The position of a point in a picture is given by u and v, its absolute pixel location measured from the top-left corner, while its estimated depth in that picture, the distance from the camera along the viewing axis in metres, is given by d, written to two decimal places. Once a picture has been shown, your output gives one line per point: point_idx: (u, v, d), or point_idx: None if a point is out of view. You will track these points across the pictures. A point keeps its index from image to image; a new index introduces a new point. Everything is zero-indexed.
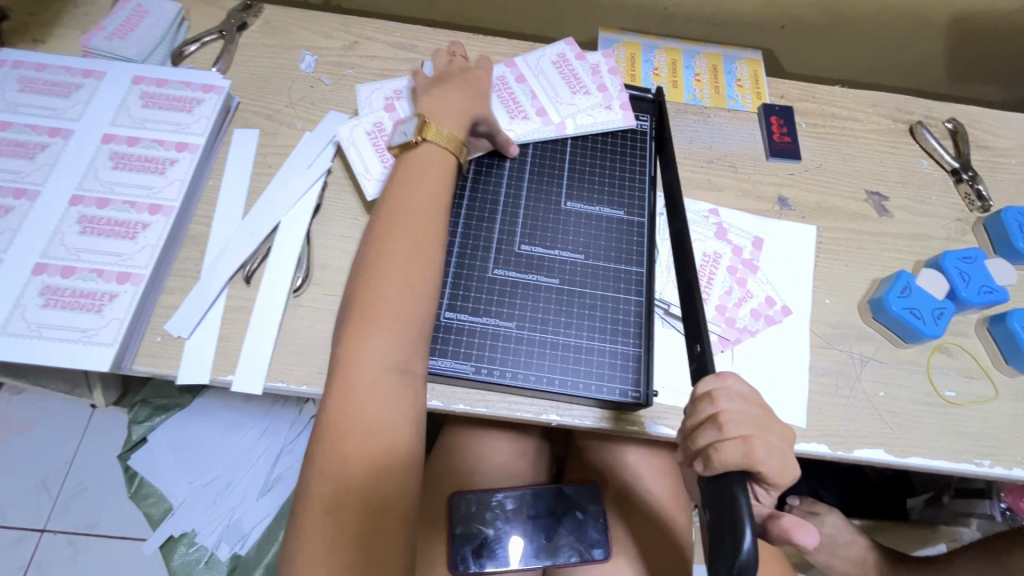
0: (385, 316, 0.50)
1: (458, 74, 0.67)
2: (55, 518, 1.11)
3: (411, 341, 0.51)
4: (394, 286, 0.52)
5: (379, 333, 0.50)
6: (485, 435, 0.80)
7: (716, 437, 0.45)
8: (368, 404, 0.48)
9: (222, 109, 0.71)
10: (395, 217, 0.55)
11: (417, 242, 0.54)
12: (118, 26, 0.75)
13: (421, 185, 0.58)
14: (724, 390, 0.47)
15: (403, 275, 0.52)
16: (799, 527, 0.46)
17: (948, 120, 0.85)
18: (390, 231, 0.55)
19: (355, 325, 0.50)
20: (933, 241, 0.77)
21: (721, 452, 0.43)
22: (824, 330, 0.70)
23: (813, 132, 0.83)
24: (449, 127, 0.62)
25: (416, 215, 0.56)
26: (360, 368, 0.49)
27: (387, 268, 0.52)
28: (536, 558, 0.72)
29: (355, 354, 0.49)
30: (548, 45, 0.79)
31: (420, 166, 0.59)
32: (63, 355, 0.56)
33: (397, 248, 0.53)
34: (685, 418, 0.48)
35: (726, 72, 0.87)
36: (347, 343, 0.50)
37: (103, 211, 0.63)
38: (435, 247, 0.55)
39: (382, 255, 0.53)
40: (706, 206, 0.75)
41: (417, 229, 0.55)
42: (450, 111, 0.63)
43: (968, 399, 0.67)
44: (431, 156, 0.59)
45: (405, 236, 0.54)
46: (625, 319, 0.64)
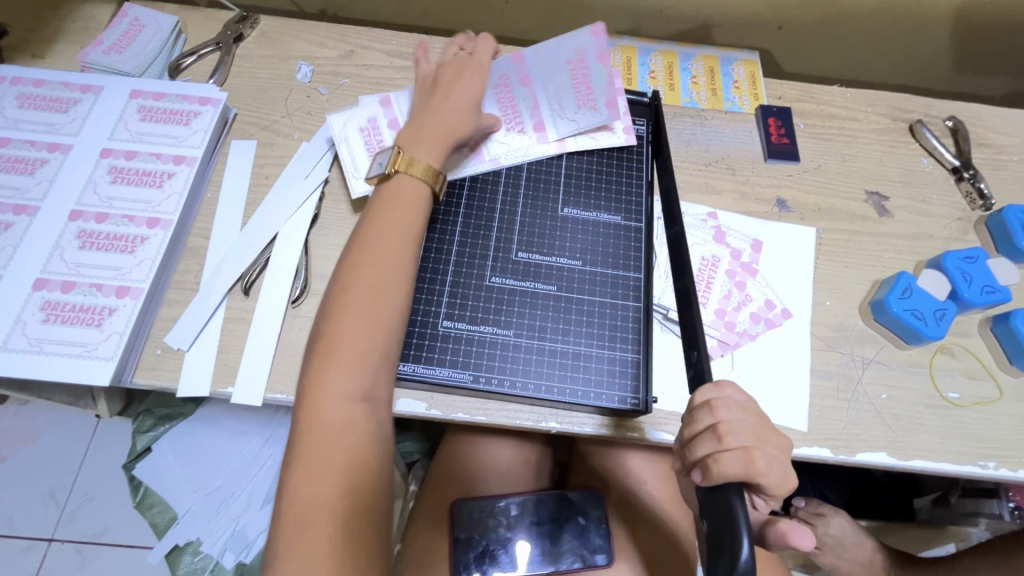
0: (346, 348, 0.51)
1: (441, 91, 0.66)
2: (63, 528, 1.11)
3: (372, 371, 0.51)
4: (355, 318, 0.52)
5: (339, 365, 0.50)
6: (487, 442, 0.80)
7: (715, 448, 0.44)
8: (329, 437, 0.48)
9: (219, 121, 0.71)
10: (360, 250, 0.55)
11: (380, 272, 0.54)
12: (115, 41, 0.76)
13: (390, 214, 0.58)
14: (723, 399, 0.47)
15: (364, 308, 0.52)
16: (796, 530, 0.53)
17: (948, 118, 0.84)
18: (356, 265, 0.55)
19: (316, 360, 0.51)
20: (935, 241, 0.76)
21: (720, 464, 0.43)
22: (825, 332, 0.69)
23: (812, 133, 0.82)
24: (426, 158, 0.61)
25: (382, 244, 0.55)
26: (320, 402, 0.49)
27: (349, 303, 0.53)
28: (539, 565, 0.72)
29: (316, 388, 0.50)
30: (573, 34, 0.71)
31: (389, 198, 0.59)
32: (64, 370, 0.56)
33: (359, 281, 0.53)
34: (681, 425, 0.48)
35: (723, 74, 0.87)
36: (309, 378, 0.51)
37: (102, 226, 0.63)
38: (401, 277, 0.55)
39: (344, 288, 0.53)
40: (704, 210, 0.75)
41: (380, 258, 0.55)
42: (428, 137, 0.62)
43: (972, 400, 0.67)
44: (404, 188, 0.59)
45: (371, 267, 0.54)
46: (624, 326, 0.64)
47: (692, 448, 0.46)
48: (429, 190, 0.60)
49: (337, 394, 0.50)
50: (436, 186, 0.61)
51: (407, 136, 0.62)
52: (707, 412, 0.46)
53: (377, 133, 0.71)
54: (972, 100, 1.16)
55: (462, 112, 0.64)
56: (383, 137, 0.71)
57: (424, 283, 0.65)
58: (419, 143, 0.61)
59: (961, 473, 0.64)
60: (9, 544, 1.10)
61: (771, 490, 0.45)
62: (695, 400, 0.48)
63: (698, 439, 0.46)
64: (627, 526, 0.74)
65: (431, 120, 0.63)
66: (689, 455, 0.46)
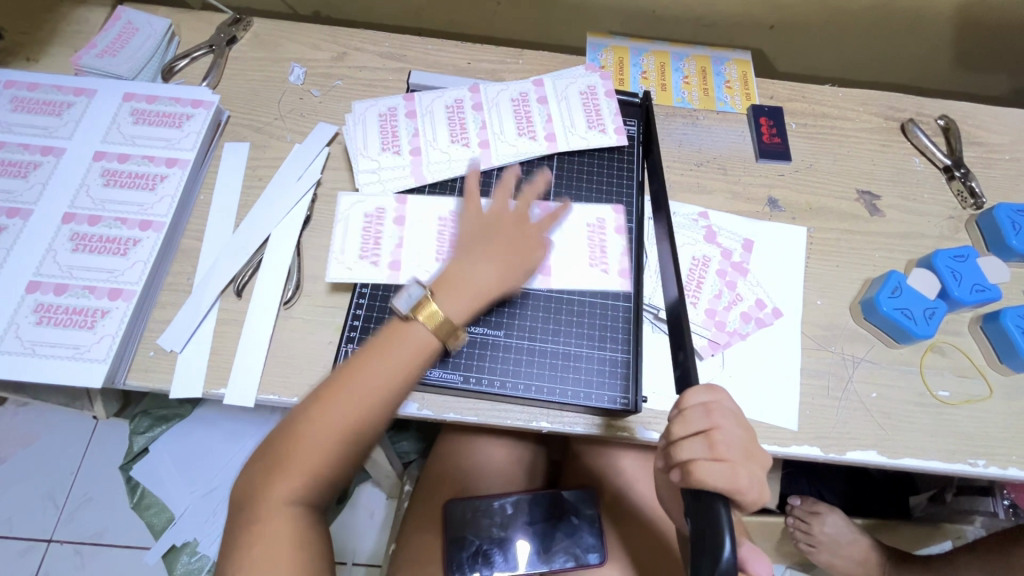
0: (304, 466, 0.48)
1: (486, 243, 0.59)
2: (61, 529, 1.12)
3: (324, 489, 0.49)
4: (319, 444, 0.48)
5: (293, 480, 0.48)
6: (480, 442, 0.81)
7: (703, 451, 0.45)
8: (263, 553, 0.46)
9: (211, 124, 0.72)
10: (343, 379, 0.50)
11: (356, 408, 0.49)
12: (108, 44, 0.76)
13: (385, 361, 0.51)
14: (715, 406, 0.48)
15: (331, 436, 0.48)
16: (756, 557, 0.51)
17: (940, 117, 0.85)
18: (336, 393, 0.50)
19: (269, 464, 0.49)
20: (926, 240, 0.76)
21: (706, 470, 0.44)
22: (816, 331, 0.70)
23: (803, 132, 0.82)
24: (448, 310, 0.53)
25: (368, 385, 0.50)
26: (266, 507, 0.47)
27: (315, 426, 0.49)
28: (532, 564, 0.73)
29: (264, 493, 0.48)
30: (584, 74, 0.78)
31: (390, 337, 0.52)
32: (57, 372, 0.57)
33: (332, 412, 0.49)
34: (671, 423, 0.49)
35: (715, 74, 0.87)
36: (259, 477, 0.49)
37: (95, 228, 0.64)
38: (371, 418, 0.50)
39: (312, 410, 0.49)
40: (695, 210, 0.75)
41: (362, 397, 0.50)
42: (466, 291, 0.55)
43: (962, 399, 0.67)
44: (412, 337, 0.52)
45: (346, 401, 0.49)
46: (614, 325, 0.65)
47: (679, 448, 0.46)
48: (442, 341, 0.53)
49: (286, 503, 0.48)
50: (452, 341, 0.54)
51: (449, 272, 0.56)
52: (701, 414, 0.47)
53: (379, 226, 0.66)
54: (965, 98, 1.16)
55: (507, 270, 0.58)
56: (383, 236, 0.66)
57: None
58: (452, 292, 0.55)
59: (951, 471, 0.64)
60: (8, 546, 1.10)
61: (743, 509, 0.46)
62: (690, 401, 0.48)
63: (687, 440, 0.46)
64: (617, 527, 0.75)
65: (478, 261, 0.57)
66: (674, 455, 0.47)
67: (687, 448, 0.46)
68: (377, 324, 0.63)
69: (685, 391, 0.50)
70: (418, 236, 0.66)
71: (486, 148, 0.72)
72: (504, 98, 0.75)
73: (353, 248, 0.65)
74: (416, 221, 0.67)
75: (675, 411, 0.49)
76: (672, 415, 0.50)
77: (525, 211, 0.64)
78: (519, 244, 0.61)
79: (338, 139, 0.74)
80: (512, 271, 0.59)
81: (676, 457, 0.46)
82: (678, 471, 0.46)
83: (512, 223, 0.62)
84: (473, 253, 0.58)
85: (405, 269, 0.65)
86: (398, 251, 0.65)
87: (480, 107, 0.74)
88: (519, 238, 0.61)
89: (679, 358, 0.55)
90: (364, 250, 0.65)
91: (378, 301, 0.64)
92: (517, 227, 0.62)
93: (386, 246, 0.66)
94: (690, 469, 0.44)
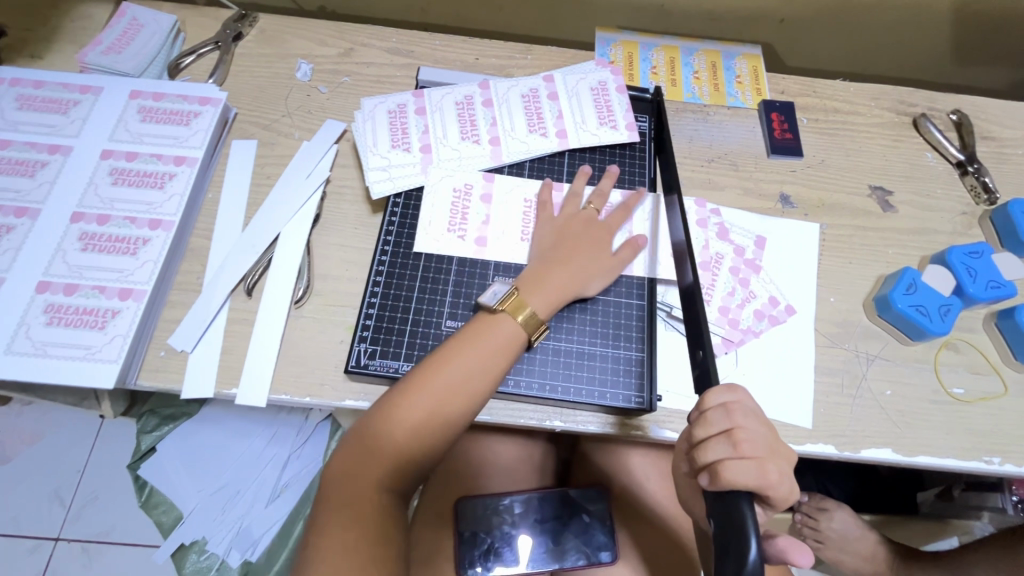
0: (397, 451, 0.50)
1: (566, 241, 0.64)
2: (69, 527, 1.12)
3: (411, 476, 0.51)
4: (417, 429, 0.50)
5: (386, 465, 0.49)
6: (491, 441, 0.80)
7: (729, 451, 0.45)
8: (357, 538, 0.46)
9: (219, 121, 0.71)
10: (437, 371, 0.52)
11: (452, 398, 0.51)
12: (114, 40, 0.75)
13: (479, 349, 0.54)
14: (736, 404, 0.47)
15: (429, 422, 0.50)
16: (795, 547, 0.47)
17: (953, 111, 0.84)
18: (429, 378, 0.52)
19: (361, 451, 0.50)
20: (939, 236, 0.76)
21: (735, 469, 0.44)
22: (829, 329, 0.69)
23: (815, 127, 0.82)
24: (537, 307, 0.58)
25: (463, 372, 0.52)
26: (357, 493, 0.48)
27: (411, 412, 0.50)
28: (543, 562, 0.72)
29: (356, 477, 0.49)
30: (593, 69, 0.77)
31: (479, 331, 0.55)
32: (68, 373, 0.56)
33: (428, 401, 0.51)
34: (691, 424, 0.48)
35: (726, 69, 0.86)
36: (348, 463, 0.49)
37: (104, 227, 0.63)
38: (464, 405, 0.52)
39: (409, 397, 0.51)
40: (707, 206, 0.74)
41: (459, 384, 0.52)
42: (552, 289, 0.60)
43: (976, 396, 0.67)
44: (504, 330, 0.55)
45: (440, 387, 0.51)
46: (627, 323, 0.64)
47: (703, 449, 0.46)
48: (526, 337, 0.56)
49: (375, 489, 0.49)
50: (534, 336, 0.57)
51: (534, 275, 0.60)
52: (722, 414, 0.47)
53: (467, 201, 0.69)
54: (975, 93, 1.15)
55: (586, 266, 0.62)
56: (471, 211, 0.68)
57: (428, 284, 0.65)
58: (540, 291, 0.59)
59: (966, 469, 0.64)
60: (17, 543, 1.10)
61: (773, 503, 0.47)
62: (710, 401, 0.48)
63: (711, 441, 0.46)
64: (627, 527, 0.75)
65: (562, 265, 0.61)
66: (699, 456, 0.47)
67: (712, 449, 0.46)
68: (389, 323, 0.63)
69: (704, 392, 0.49)
70: (503, 215, 0.68)
71: (497, 144, 0.72)
72: (514, 94, 0.74)
73: (440, 221, 0.68)
74: (503, 199, 0.69)
75: (695, 411, 0.49)
76: (692, 415, 0.49)
77: (595, 211, 0.67)
78: (595, 242, 0.64)
79: (347, 136, 0.74)
80: (591, 271, 0.62)
81: (701, 458, 0.46)
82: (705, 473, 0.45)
83: (583, 225, 0.65)
84: (559, 259, 0.62)
85: (492, 245, 0.67)
86: (485, 227, 0.68)
87: (491, 103, 0.74)
88: (594, 238, 0.65)
89: (696, 356, 0.53)
90: (453, 224, 0.68)
91: (390, 300, 0.64)
92: (590, 227, 0.65)
93: (474, 221, 0.68)
94: (717, 470, 0.44)
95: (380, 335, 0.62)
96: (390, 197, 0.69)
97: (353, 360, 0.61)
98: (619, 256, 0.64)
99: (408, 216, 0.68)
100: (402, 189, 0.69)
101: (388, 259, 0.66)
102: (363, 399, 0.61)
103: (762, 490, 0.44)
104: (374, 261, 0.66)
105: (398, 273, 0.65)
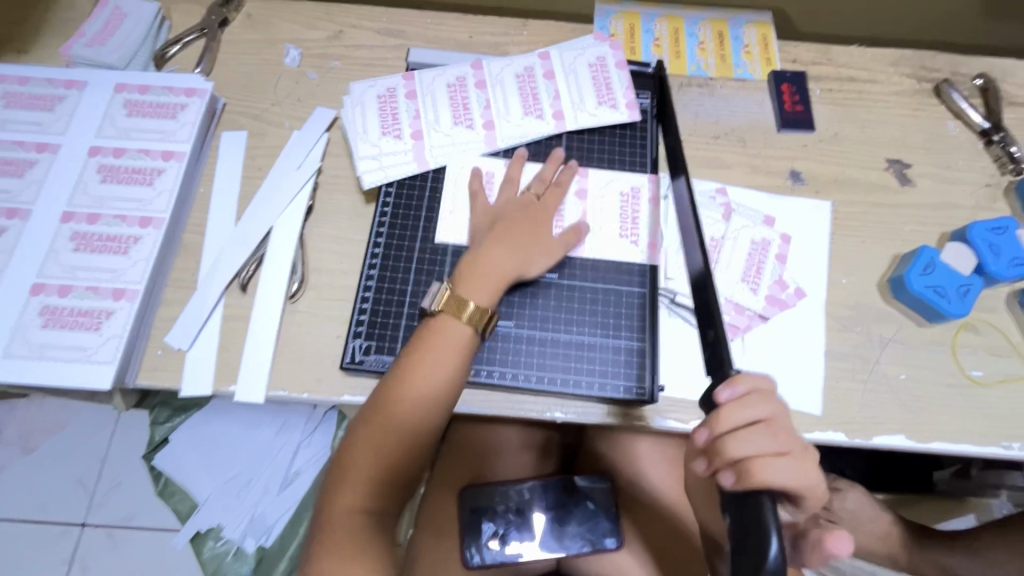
0: (376, 466, 0.51)
1: (509, 226, 0.61)
2: (94, 513, 1.15)
3: (389, 489, 0.51)
4: (383, 449, 0.51)
5: (361, 484, 0.51)
6: (495, 429, 0.79)
7: (764, 445, 0.42)
8: (338, 557, 0.47)
9: (207, 113, 0.69)
10: (398, 388, 0.53)
11: (416, 411, 0.52)
12: (98, 31, 0.73)
13: (428, 361, 0.53)
14: (768, 392, 0.45)
15: (394, 440, 0.51)
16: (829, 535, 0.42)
17: (978, 77, 0.79)
18: (387, 399, 0.52)
19: (337, 476, 0.51)
20: (962, 211, 0.72)
21: (768, 466, 0.41)
22: (841, 312, 0.66)
23: (828, 98, 0.77)
24: (480, 298, 0.56)
25: (419, 387, 0.53)
26: (336, 514, 0.49)
27: (379, 433, 0.51)
28: (548, 547, 0.71)
29: (334, 503, 0.50)
30: (590, 45, 0.74)
31: (435, 340, 0.54)
32: (67, 374, 0.57)
33: (393, 418, 0.52)
34: (720, 407, 0.44)
35: (733, 39, 0.81)
36: (331, 487, 0.51)
37: (95, 227, 0.62)
38: (425, 419, 0.52)
39: (370, 419, 0.52)
40: (713, 186, 0.71)
41: (420, 399, 0.52)
42: (493, 277, 0.58)
43: (996, 378, 0.64)
44: (451, 337, 0.55)
45: (400, 405, 0.52)
46: (628, 312, 0.63)
47: (738, 439, 0.42)
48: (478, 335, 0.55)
49: (354, 507, 0.50)
50: (487, 329, 0.56)
51: (469, 267, 0.58)
52: (759, 401, 0.44)
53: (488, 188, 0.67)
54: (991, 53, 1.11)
55: (523, 250, 0.60)
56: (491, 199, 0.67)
57: (423, 275, 0.64)
58: (477, 284, 0.57)
59: (984, 454, 0.61)
60: (45, 529, 1.14)
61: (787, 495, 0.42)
62: (746, 384, 0.44)
63: (743, 433, 0.42)
64: (629, 515, 0.73)
65: (495, 250, 0.59)
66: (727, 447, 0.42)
67: (747, 440, 0.42)
68: (384, 318, 0.62)
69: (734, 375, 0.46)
70: None
71: (491, 128, 0.69)
72: (508, 74, 0.71)
73: (461, 208, 0.66)
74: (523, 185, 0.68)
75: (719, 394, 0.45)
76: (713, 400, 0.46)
77: (535, 195, 0.65)
78: (530, 227, 0.62)
79: (337, 124, 0.72)
80: (529, 258, 0.60)
81: (734, 451, 0.42)
82: (733, 469, 0.42)
83: (515, 211, 0.63)
84: (491, 245, 0.60)
85: None
86: None
87: (484, 85, 0.71)
88: (531, 224, 0.62)
89: (709, 335, 0.52)
90: (472, 213, 0.66)
91: (385, 291, 0.63)
92: (527, 214, 0.63)
93: (494, 209, 0.67)
94: (752, 467, 0.41)
95: (374, 330, 0.61)
96: (382, 187, 0.67)
97: (349, 355, 0.60)
98: (563, 240, 0.62)
99: (401, 208, 0.67)
100: (394, 177, 0.67)
101: (381, 251, 0.65)
102: (361, 394, 0.60)
103: (798, 489, 0.41)
104: (367, 253, 0.65)
105: (391, 267, 0.64)
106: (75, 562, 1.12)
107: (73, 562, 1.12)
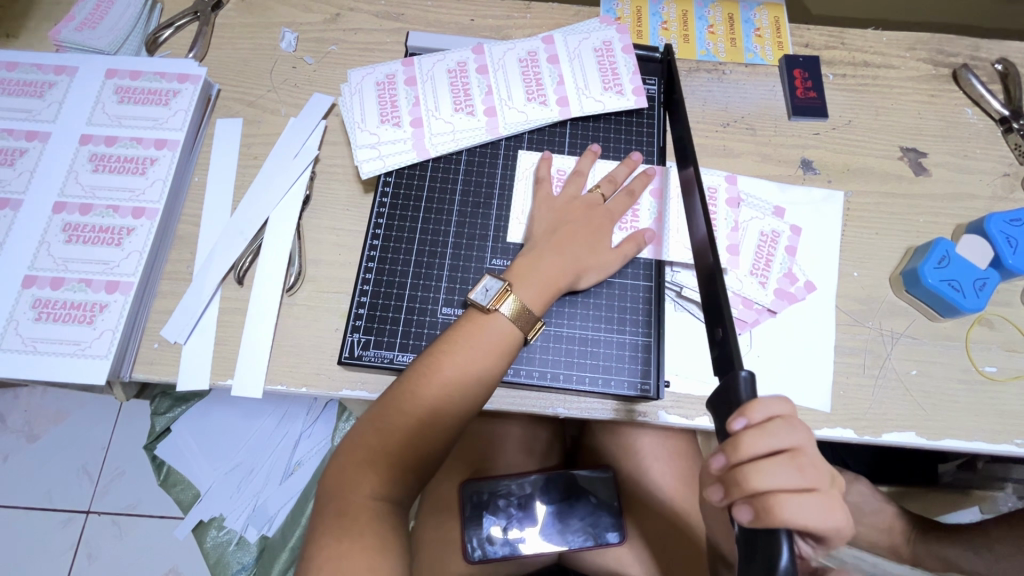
0: (395, 457, 0.48)
1: (572, 223, 0.60)
2: (98, 501, 1.16)
3: (408, 481, 0.49)
4: (410, 437, 0.49)
5: (381, 471, 0.48)
6: (497, 423, 0.78)
7: (782, 472, 0.39)
8: (354, 542, 0.44)
9: (201, 100, 0.67)
10: (430, 377, 0.50)
11: (448, 402, 0.50)
12: (88, 15, 0.71)
13: (470, 351, 0.52)
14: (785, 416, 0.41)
15: (423, 428, 0.49)
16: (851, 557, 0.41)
17: (998, 61, 0.76)
18: (417, 387, 0.50)
19: (356, 461, 0.48)
20: (978, 201, 0.69)
21: (789, 497, 0.38)
22: (852, 306, 0.65)
23: (841, 84, 0.75)
24: (528, 299, 0.55)
25: (455, 377, 0.51)
26: (353, 499, 0.46)
27: (407, 420, 0.49)
28: (548, 540, 0.69)
29: (351, 488, 0.47)
30: (595, 28, 0.71)
31: (472, 332, 0.53)
32: (61, 368, 0.56)
33: (425, 408, 0.50)
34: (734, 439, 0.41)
35: (744, 22, 0.78)
36: (343, 474, 0.48)
37: (87, 218, 0.61)
38: (456, 412, 0.51)
39: (400, 406, 0.49)
40: (721, 175, 0.69)
41: (452, 390, 0.50)
42: (544, 279, 0.56)
43: (1009, 374, 0.62)
44: (495, 332, 0.53)
45: (431, 394, 0.50)
46: (634, 307, 0.62)
47: (755, 471, 0.39)
48: (521, 336, 0.54)
49: (373, 495, 0.47)
50: (530, 334, 0.55)
51: (525, 264, 0.57)
52: (773, 427, 0.40)
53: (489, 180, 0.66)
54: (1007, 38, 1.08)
55: (585, 253, 0.59)
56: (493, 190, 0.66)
57: (422, 269, 0.63)
58: (529, 282, 0.56)
59: (995, 452, 0.60)
60: (50, 516, 1.14)
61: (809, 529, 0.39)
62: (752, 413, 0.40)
63: (762, 461, 0.40)
64: (631, 509, 0.73)
65: (556, 252, 0.58)
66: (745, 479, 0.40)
67: (766, 470, 0.39)
68: (382, 312, 0.61)
69: (741, 394, 0.41)
70: (527, 190, 0.65)
71: (493, 115, 0.67)
72: (510, 59, 0.69)
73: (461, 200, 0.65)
74: (526, 174, 0.66)
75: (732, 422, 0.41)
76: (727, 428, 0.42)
77: (600, 196, 0.63)
78: (592, 230, 0.60)
79: (336, 110, 0.70)
80: (586, 264, 0.59)
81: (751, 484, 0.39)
82: (750, 505, 0.39)
83: (585, 210, 0.62)
84: (553, 244, 0.58)
85: (513, 226, 0.64)
86: (508, 207, 0.65)
87: (485, 70, 0.69)
88: (594, 226, 0.61)
89: (716, 335, 0.48)
90: (472, 206, 0.65)
91: (384, 285, 0.62)
92: (591, 214, 0.61)
93: (497, 201, 0.65)
94: (771, 501, 0.38)
95: (373, 325, 0.60)
96: (381, 176, 0.65)
97: (347, 350, 0.59)
98: (621, 249, 0.60)
99: (400, 199, 0.65)
100: (393, 167, 0.65)
101: (380, 243, 0.63)
102: (360, 389, 0.59)
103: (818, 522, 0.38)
104: (366, 246, 0.63)
105: (391, 260, 0.63)
106: (80, 549, 1.13)
107: (78, 549, 1.13)
